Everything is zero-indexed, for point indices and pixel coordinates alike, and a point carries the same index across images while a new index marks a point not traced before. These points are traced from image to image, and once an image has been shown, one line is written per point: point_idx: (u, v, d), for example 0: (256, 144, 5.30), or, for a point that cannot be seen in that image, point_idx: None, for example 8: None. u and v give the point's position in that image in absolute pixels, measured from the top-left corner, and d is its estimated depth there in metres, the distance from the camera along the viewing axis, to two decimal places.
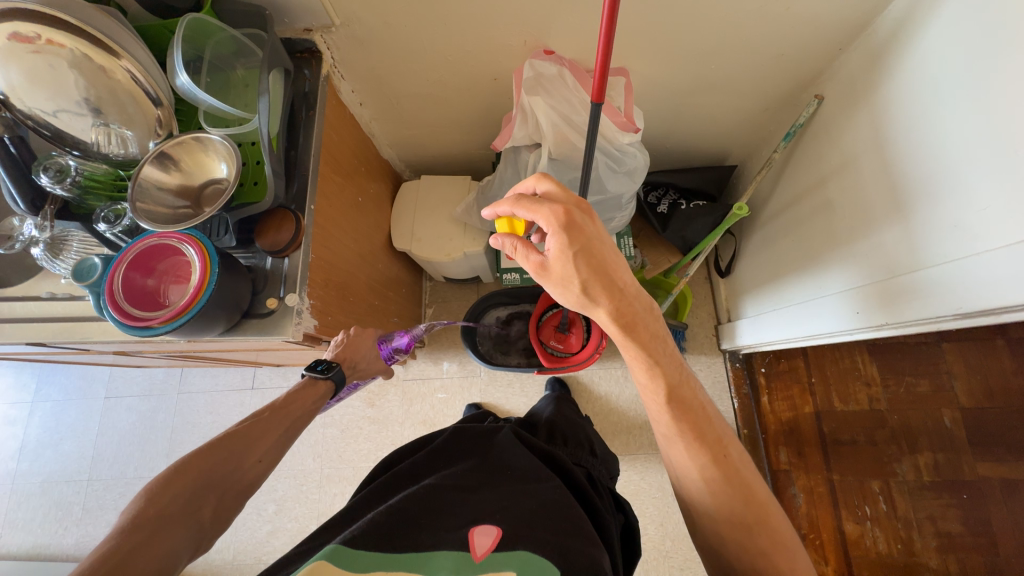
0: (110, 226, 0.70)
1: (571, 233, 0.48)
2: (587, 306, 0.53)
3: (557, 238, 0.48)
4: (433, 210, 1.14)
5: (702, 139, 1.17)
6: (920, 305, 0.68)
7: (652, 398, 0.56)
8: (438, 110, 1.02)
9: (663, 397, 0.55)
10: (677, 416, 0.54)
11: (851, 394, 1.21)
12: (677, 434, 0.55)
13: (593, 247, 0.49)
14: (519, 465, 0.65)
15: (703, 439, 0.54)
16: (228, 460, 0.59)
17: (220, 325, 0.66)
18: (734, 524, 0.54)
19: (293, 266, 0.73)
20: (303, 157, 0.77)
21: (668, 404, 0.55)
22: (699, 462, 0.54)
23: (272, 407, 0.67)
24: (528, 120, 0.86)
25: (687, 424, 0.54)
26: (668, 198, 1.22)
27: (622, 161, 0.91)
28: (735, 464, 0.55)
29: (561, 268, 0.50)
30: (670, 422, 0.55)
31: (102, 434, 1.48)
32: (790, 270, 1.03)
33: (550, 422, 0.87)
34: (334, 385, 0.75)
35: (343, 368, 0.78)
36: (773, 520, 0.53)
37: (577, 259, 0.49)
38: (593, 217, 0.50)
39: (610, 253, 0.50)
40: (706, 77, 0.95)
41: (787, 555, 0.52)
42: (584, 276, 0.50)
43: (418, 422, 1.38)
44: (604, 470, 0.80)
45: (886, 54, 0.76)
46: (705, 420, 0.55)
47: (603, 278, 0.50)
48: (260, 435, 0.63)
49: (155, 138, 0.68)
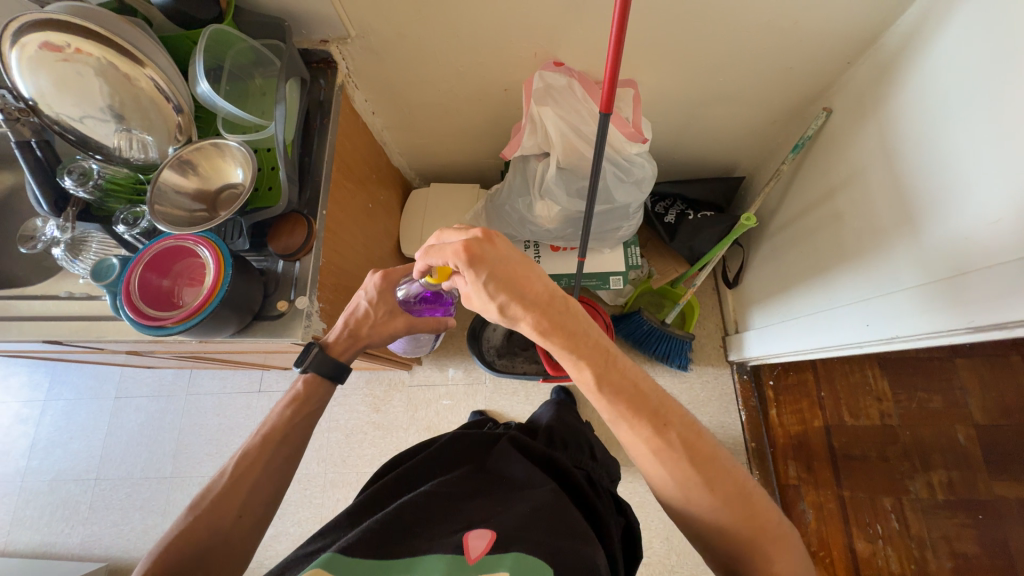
0: (128, 228, 0.71)
1: (476, 262, 0.50)
2: (512, 323, 0.54)
3: (466, 272, 0.51)
4: (441, 217, 1.15)
5: (710, 150, 1.17)
6: (933, 318, 0.67)
7: (586, 383, 0.53)
8: (449, 120, 1.04)
9: (595, 379, 0.52)
10: (611, 395, 0.51)
11: (861, 409, 1.19)
12: (622, 415, 0.51)
13: (500, 270, 0.51)
14: (522, 474, 0.64)
15: (645, 412, 0.51)
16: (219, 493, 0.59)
17: (231, 326, 0.67)
18: (697, 494, 0.49)
19: (304, 269, 0.74)
20: (316, 163, 0.79)
21: (600, 387, 0.52)
22: (644, 438, 0.50)
23: (261, 434, 0.66)
24: (537, 130, 0.87)
25: (625, 401, 0.51)
26: (675, 208, 1.22)
27: (630, 170, 0.91)
28: (679, 429, 0.51)
29: (480, 297, 0.53)
30: (608, 403, 0.52)
31: (111, 434, 1.50)
32: (798, 282, 1.02)
33: (549, 427, 0.86)
34: (327, 377, 0.71)
35: (334, 356, 0.73)
36: (731, 474, 0.50)
37: (488, 285, 0.51)
38: (504, 242, 0.51)
39: (515, 271, 0.51)
40: (715, 89, 0.95)
41: (749, 506, 0.49)
42: (501, 299, 0.52)
43: (422, 428, 1.38)
44: (604, 473, 0.81)
45: (895, 67, 0.77)
46: (642, 387, 0.52)
47: (519, 296, 0.51)
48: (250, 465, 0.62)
49: (174, 143, 0.70)
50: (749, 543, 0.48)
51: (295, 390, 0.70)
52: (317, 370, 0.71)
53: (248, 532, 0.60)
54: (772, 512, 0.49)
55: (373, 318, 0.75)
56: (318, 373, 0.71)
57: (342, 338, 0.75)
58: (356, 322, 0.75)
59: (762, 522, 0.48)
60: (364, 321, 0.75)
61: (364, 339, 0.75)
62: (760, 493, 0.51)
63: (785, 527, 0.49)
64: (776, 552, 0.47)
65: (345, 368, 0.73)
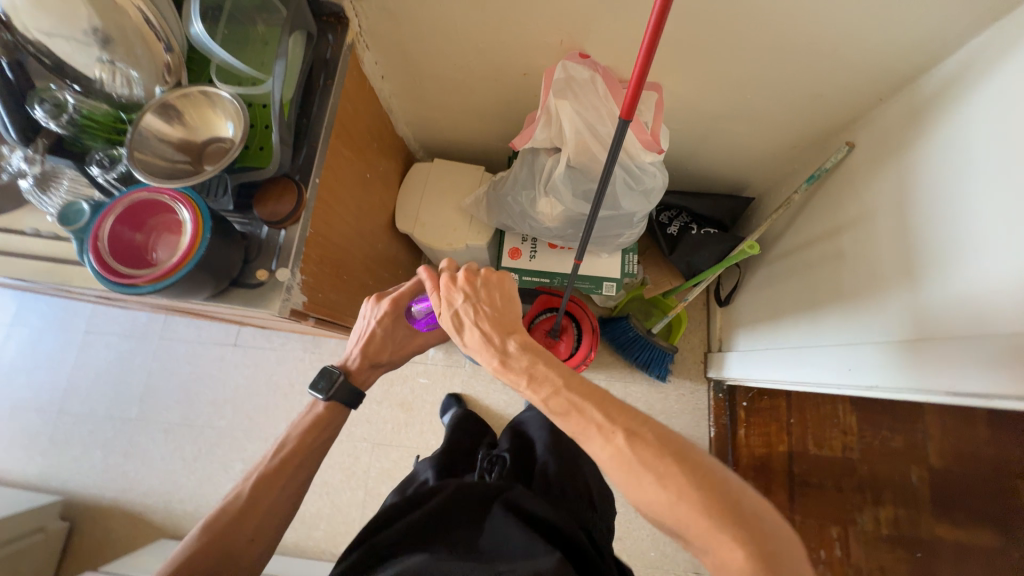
0: (104, 170, 0.66)
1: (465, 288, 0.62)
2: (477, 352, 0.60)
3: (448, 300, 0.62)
4: (441, 197, 1.11)
5: (724, 166, 1.14)
6: (918, 373, 0.67)
7: (536, 403, 0.55)
8: (462, 97, 0.99)
9: (541, 397, 0.54)
10: (560, 409, 0.52)
11: (825, 439, 1.21)
12: (575, 429, 0.52)
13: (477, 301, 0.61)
14: (518, 540, 0.63)
15: (592, 421, 0.50)
16: (236, 523, 0.64)
17: (205, 289, 0.63)
18: (654, 493, 0.46)
19: (289, 239, 0.70)
20: (314, 127, 0.74)
21: (548, 401, 0.53)
22: (599, 447, 0.50)
23: (277, 458, 0.70)
24: (552, 123, 0.83)
25: (575, 417, 0.52)
26: (680, 220, 1.19)
27: (640, 179, 0.87)
28: (622, 421, 0.50)
29: (451, 320, 0.62)
30: (562, 420, 0.53)
31: (77, 368, 1.46)
32: (789, 313, 1.02)
33: (546, 471, 0.87)
34: (346, 404, 0.76)
35: (355, 384, 0.78)
36: (683, 455, 0.47)
37: (463, 314, 0.61)
38: (497, 279, 0.63)
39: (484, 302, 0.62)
40: (743, 105, 0.91)
41: (707, 490, 0.45)
42: (469, 325, 0.61)
43: (397, 403, 1.39)
44: (603, 525, 0.82)
45: (926, 113, 0.74)
46: (584, 392, 0.52)
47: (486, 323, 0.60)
48: (268, 484, 0.68)
49: (162, 84, 0.64)
50: (713, 531, 0.43)
51: (313, 412, 0.75)
52: (336, 397, 0.75)
53: (262, 531, 0.66)
54: (732, 492, 0.45)
55: (393, 341, 0.80)
56: (337, 401, 0.75)
57: (362, 365, 0.79)
58: (379, 351, 0.79)
59: (720, 505, 0.44)
60: (377, 348, 0.79)
61: (383, 362, 0.81)
62: (720, 471, 0.47)
63: (752, 506, 0.44)
64: (747, 537, 0.42)
65: (361, 394, 0.77)
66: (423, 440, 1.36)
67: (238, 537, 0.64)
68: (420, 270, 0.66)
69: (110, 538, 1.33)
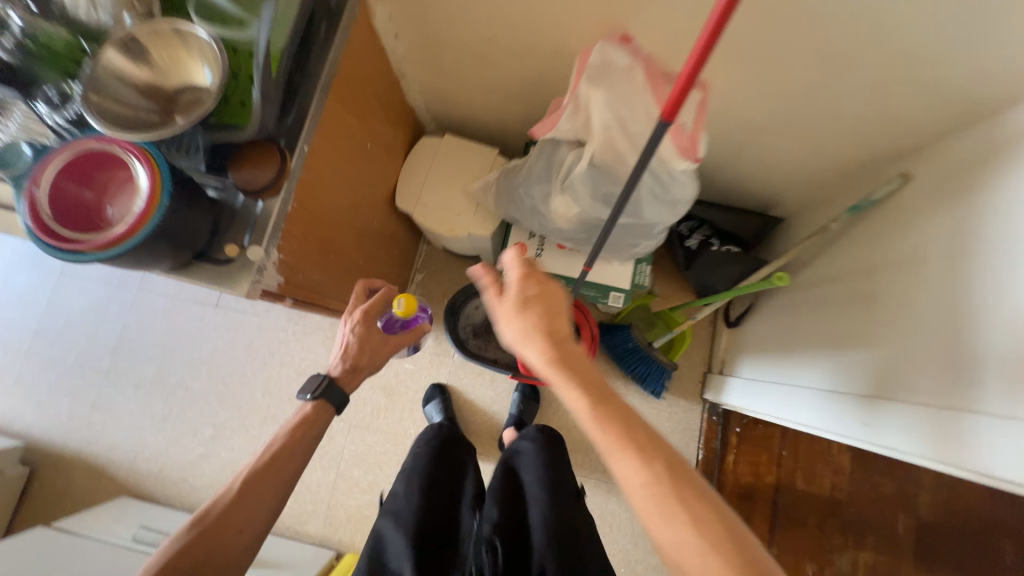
0: (52, 109, 0.56)
1: (530, 280, 0.57)
2: (523, 344, 0.55)
3: (514, 285, 0.57)
4: (446, 178, 1.02)
5: (757, 181, 1.04)
6: (946, 444, 0.59)
7: (579, 407, 0.51)
8: (482, 70, 0.89)
9: (588, 406, 0.51)
10: (602, 419, 0.50)
11: (815, 476, 1.18)
12: (608, 445, 0.49)
13: (540, 295, 0.57)
14: None
15: (635, 441, 0.48)
16: (217, 530, 0.62)
17: (165, 261, 0.56)
18: (684, 535, 0.44)
19: (266, 212, 0.61)
20: (308, 86, 0.64)
21: (593, 411, 0.50)
22: (633, 470, 0.47)
23: (266, 457, 0.69)
24: (579, 113, 0.73)
25: (615, 434, 0.49)
26: (700, 233, 1.11)
27: (668, 188, 0.78)
28: (666, 456, 0.48)
29: (509, 307, 0.56)
30: (601, 433, 0.50)
31: (48, 309, 1.39)
32: (805, 348, 0.95)
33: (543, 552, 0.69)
34: (333, 408, 0.76)
35: (342, 388, 0.78)
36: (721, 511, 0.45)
37: (523, 304, 0.56)
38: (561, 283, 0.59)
39: (550, 306, 0.57)
40: (793, 117, 0.82)
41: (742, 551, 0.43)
42: (525, 316, 0.55)
43: (379, 386, 1.34)
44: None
45: (1001, 153, 0.64)
46: (631, 417, 0.50)
47: (544, 320, 0.55)
48: (254, 483, 0.67)
49: (132, 10, 0.55)
50: None
51: (302, 413, 0.74)
52: (326, 399, 0.75)
53: (244, 531, 0.64)
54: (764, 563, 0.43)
55: (370, 349, 0.80)
56: (327, 403, 0.75)
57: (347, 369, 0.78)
58: (357, 356, 0.78)
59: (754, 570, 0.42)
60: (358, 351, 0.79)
61: (364, 366, 0.80)
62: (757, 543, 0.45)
63: None
64: None
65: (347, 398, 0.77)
66: (401, 427, 1.31)
67: (218, 540, 0.62)
68: (509, 248, 0.58)
69: (70, 488, 1.29)
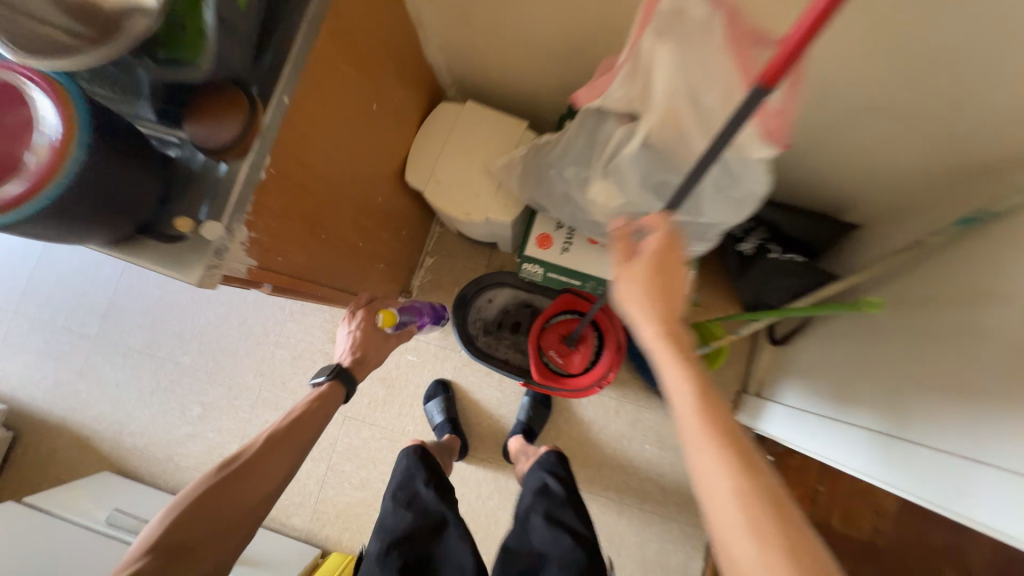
0: None
1: (666, 252, 0.54)
2: (640, 305, 0.53)
3: (650, 251, 0.54)
4: (465, 152, 0.88)
5: (835, 178, 0.87)
6: None
7: (679, 388, 0.48)
8: (516, 22, 0.73)
9: (694, 392, 0.47)
10: (704, 410, 0.46)
11: (855, 517, 1.03)
12: (697, 435, 0.45)
13: (671, 271, 0.53)
14: None
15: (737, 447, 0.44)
16: (239, 480, 0.66)
17: (93, 237, 0.43)
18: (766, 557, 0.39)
19: (231, 176, 0.49)
20: (291, 19, 0.50)
21: (698, 398, 0.46)
22: (722, 470, 0.43)
23: (287, 421, 0.74)
24: (636, 76, 0.57)
25: (715, 431, 0.45)
26: (756, 236, 0.95)
27: (737, 181, 0.65)
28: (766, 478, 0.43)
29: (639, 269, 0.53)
30: (698, 423, 0.45)
31: (38, 267, 1.31)
32: (866, 381, 0.77)
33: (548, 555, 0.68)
34: (344, 391, 0.82)
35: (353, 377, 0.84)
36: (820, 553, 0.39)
37: (652, 271, 0.53)
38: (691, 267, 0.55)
39: (677, 289, 0.53)
40: (905, 100, 0.64)
41: None
42: (649, 282, 0.53)
43: (377, 377, 1.23)
44: None
45: None
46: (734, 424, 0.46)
47: (668, 294, 0.52)
48: (279, 440, 0.71)
49: None
50: None
51: (319, 392, 0.79)
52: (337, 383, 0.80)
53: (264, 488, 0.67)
54: None
55: (374, 344, 0.87)
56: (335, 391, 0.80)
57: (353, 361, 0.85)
58: (361, 351, 0.85)
59: None
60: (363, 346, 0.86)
61: (369, 361, 0.87)
62: None
63: None
64: None
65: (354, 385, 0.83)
66: (398, 423, 1.21)
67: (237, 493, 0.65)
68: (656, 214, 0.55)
69: (54, 457, 1.24)
